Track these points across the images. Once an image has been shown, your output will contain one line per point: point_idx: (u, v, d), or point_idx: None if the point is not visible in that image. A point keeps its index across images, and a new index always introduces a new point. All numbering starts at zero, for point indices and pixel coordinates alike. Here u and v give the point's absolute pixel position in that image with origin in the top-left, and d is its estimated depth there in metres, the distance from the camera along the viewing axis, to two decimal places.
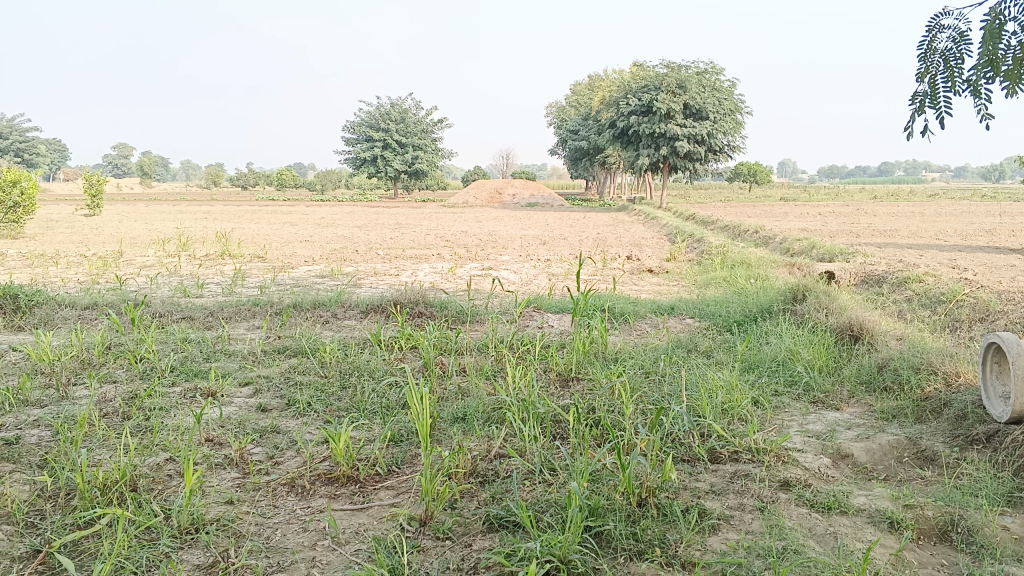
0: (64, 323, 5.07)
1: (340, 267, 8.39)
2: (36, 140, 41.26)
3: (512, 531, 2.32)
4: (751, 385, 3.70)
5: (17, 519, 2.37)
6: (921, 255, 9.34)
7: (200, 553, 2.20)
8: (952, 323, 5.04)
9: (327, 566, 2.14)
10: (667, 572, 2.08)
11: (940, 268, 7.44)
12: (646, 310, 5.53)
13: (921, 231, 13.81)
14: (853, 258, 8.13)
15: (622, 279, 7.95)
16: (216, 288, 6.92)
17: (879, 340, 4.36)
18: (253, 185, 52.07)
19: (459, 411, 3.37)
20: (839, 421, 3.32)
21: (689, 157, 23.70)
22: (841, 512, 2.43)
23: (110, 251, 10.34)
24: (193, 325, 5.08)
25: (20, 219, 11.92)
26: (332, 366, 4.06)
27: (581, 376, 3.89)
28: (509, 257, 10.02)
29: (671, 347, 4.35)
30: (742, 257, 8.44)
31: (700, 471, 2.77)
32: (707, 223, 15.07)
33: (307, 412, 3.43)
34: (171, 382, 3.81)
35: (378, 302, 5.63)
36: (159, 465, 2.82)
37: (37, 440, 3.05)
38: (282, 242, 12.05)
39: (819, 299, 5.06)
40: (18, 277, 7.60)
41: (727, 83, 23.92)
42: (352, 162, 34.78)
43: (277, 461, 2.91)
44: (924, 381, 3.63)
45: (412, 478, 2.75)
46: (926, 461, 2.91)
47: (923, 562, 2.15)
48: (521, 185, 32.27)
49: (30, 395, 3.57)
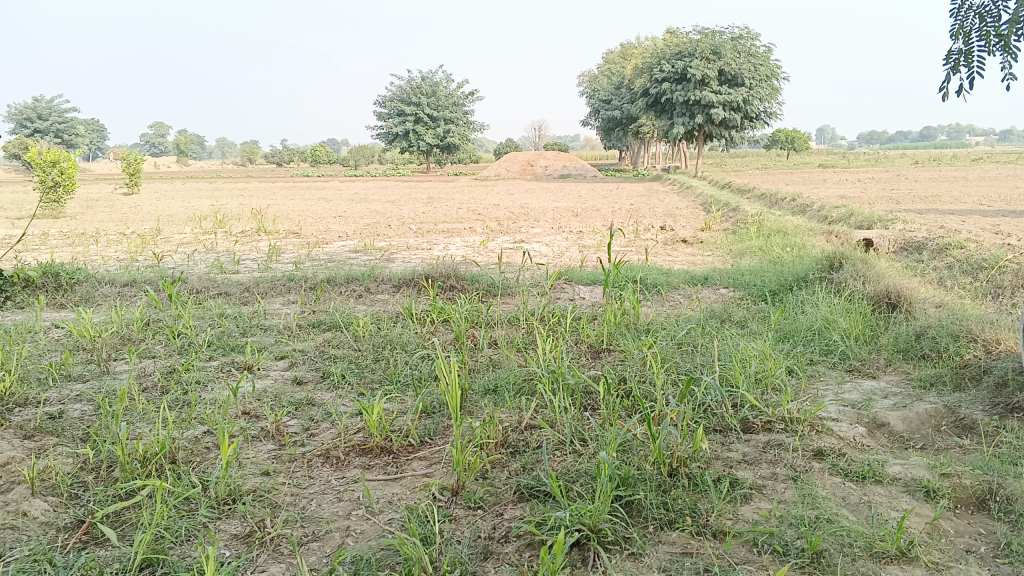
0: (104, 301, 5.17)
1: (373, 242, 8.45)
2: (75, 121, 41.93)
3: (542, 500, 2.34)
4: (784, 354, 3.66)
5: (61, 490, 2.44)
6: (963, 221, 9.13)
7: (236, 523, 2.25)
8: (995, 291, 4.92)
9: (361, 535, 2.17)
10: (697, 540, 2.09)
11: (983, 234, 7.26)
12: (679, 282, 5.48)
13: (963, 196, 13.49)
14: (892, 225, 7.98)
15: (655, 250, 7.90)
16: (252, 264, 6.99)
17: (918, 307, 4.28)
18: (287, 162, 52.35)
19: (491, 383, 3.39)
20: (876, 389, 3.28)
21: (724, 125, 23.37)
22: (875, 482, 2.40)
23: (149, 229, 10.50)
24: (229, 301, 5.15)
25: (61, 199, 12.13)
26: (365, 340, 4.09)
27: (613, 347, 3.88)
28: (541, 230, 9.97)
29: (704, 318, 4.32)
30: (778, 226, 8.34)
31: (732, 441, 2.76)
32: (743, 192, 14.87)
33: (342, 384, 3.48)
34: (209, 356, 3.89)
35: (410, 275, 5.65)
36: (197, 437, 2.88)
37: (79, 414, 3.13)
38: (315, 218, 12.15)
39: (856, 267, 4.98)
40: (61, 256, 7.77)
41: (763, 47, 23.45)
42: (384, 137, 34.83)
43: (312, 433, 2.95)
44: (963, 348, 3.55)
45: (445, 449, 2.78)
46: (964, 429, 2.86)
47: (960, 531, 2.13)
48: (555, 156, 32.09)
49: (72, 370, 3.66)
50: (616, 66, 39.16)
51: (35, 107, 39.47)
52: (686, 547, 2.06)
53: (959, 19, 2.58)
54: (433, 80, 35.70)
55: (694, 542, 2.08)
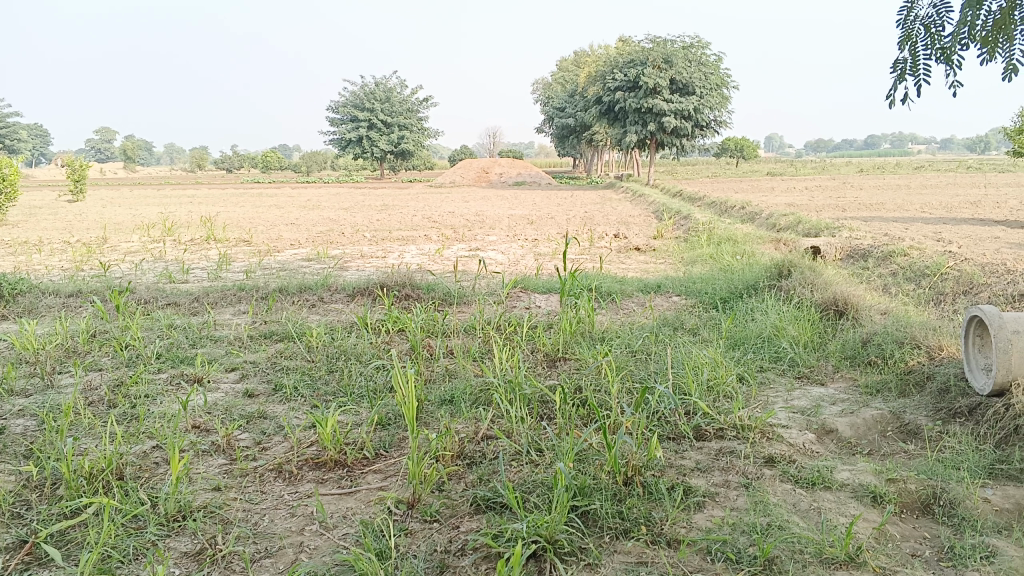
0: (48, 312, 5.04)
1: (326, 250, 8.38)
2: (17, 126, 40.85)
3: (498, 512, 2.34)
4: (736, 362, 3.72)
5: (3, 509, 2.36)
6: (907, 228, 9.38)
7: (187, 540, 2.21)
8: (937, 297, 5.07)
9: (315, 551, 2.15)
10: (652, 550, 2.11)
11: (925, 242, 7.47)
12: (633, 289, 5.54)
13: (906, 204, 13.86)
14: (839, 233, 8.17)
15: (609, 257, 7.97)
16: (202, 273, 6.88)
17: (863, 314, 4.39)
18: (238, 168, 51.61)
19: (446, 393, 3.38)
20: (824, 396, 3.35)
21: (676, 133, 23.68)
22: (825, 488, 2.45)
23: (95, 237, 10.27)
24: (178, 311, 5.06)
25: (2, 206, 11.80)
26: (318, 350, 4.05)
27: (568, 356, 3.90)
28: (496, 238, 9.98)
29: (657, 325, 4.37)
30: (728, 234, 8.48)
31: (685, 449, 2.79)
32: (695, 199, 15.08)
33: (295, 396, 3.44)
34: (158, 368, 3.81)
35: (364, 284, 5.62)
36: (145, 452, 2.82)
37: (22, 430, 3.04)
38: (267, 225, 12.00)
39: (804, 275, 5.08)
40: (1, 265, 7.54)
41: (712, 57, 23.84)
42: (338, 144, 34.57)
43: (265, 446, 2.91)
44: (908, 355, 3.65)
45: (400, 461, 2.76)
46: (909, 435, 2.94)
47: (906, 535, 2.18)
48: (509, 163, 32.15)
49: (15, 383, 3.56)
50: (568, 74, 39.45)
51: None
52: (640, 556, 2.08)
53: (903, 29, 2.64)
54: (387, 86, 35.57)
55: (648, 552, 2.10)
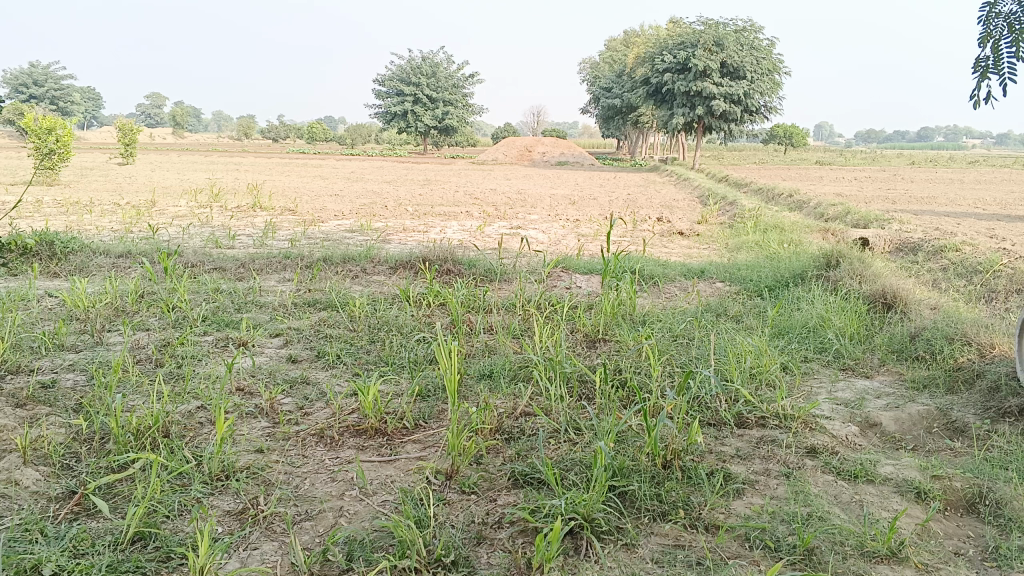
0: (98, 271, 5.14)
1: (370, 223, 8.42)
2: (71, 88, 41.73)
3: (536, 487, 2.34)
4: (780, 350, 3.67)
5: (53, 460, 2.43)
6: (960, 223, 9.14)
7: (229, 499, 2.25)
8: (988, 294, 4.95)
9: (354, 516, 2.17)
10: (689, 533, 2.10)
11: (978, 238, 7.29)
12: (676, 274, 5.49)
13: (960, 199, 13.50)
14: (889, 225, 8.01)
15: (653, 241, 7.90)
16: (248, 240, 6.96)
17: (913, 308, 4.30)
18: (285, 137, 51.95)
19: (485, 368, 3.40)
20: (869, 389, 3.29)
21: (723, 118, 23.33)
22: (867, 481, 2.42)
23: (145, 200, 10.46)
24: (224, 276, 5.13)
25: (55, 166, 12.03)
26: (360, 320, 4.09)
27: (608, 337, 3.88)
28: (538, 217, 9.95)
29: (700, 310, 4.34)
30: (775, 222, 8.35)
31: (725, 435, 2.77)
32: (741, 185, 14.89)
33: (337, 364, 3.47)
34: (203, 331, 3.87)
35: (407, 258, 5.63)
36: (191, 412, 2.87)
37: (72, 385, 3.12)
38: (312, 195, 12.09)
39: (853, 266, 4.99)
40: (54, 224, 7.71)
41: (765, 41, 23.38)
42: (383, 117, 34.72)
43: (307, 411, 2.95)
44: (958, 351, 3.57)
45: (439, 433, 2.78)
46: (956, 432, 2.88)
47: (950, 533, 2.15)
48: (553, 142, 31.90)
49: (65, 340, 3.64)
50: (617, 55, 39.04)
51: (29, 73, 39.18)
52: (678, 539, 2.08)
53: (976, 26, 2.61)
54: (434, 60, 35.57)
55: (685, 535, 2.09)
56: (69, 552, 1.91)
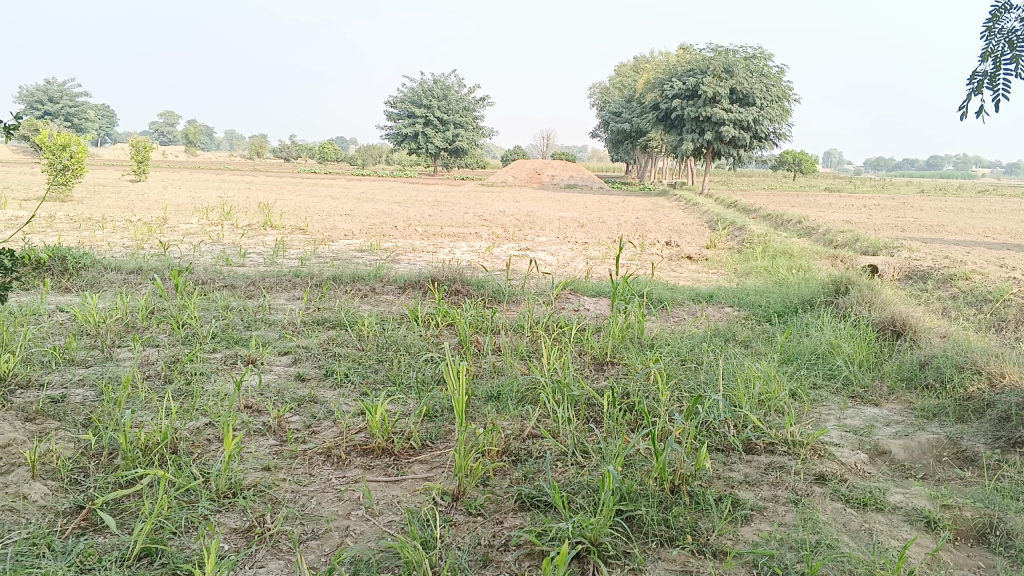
0: (109, 287, 5.17)
1: (379, 243, 8.45)
2: (86, 105, 42.17)
3: (543, 510, 2.33)
4: (788, 377, 3.66)
5: (62, 475, 2.44)
6: (970, 252, 9.13)
7: (236, 517, 2.25)
8: (998, 323, 4.93)
9: (361, 536, 2.17)
10: (697, 559, 2.09)
11: (988, 267, 7.28)
12: (684, 298, 5.50)
13: (970, 228, 13.48)
14: (898, 252, 8.00)
15: (661, 265, 7.91)
16: (258, 258, 7.00)
17: (922, 336, 4.29)
18: (295, 157, 52.34)
19: (493, 389, 3.39)
20: (878, 417, 3.28)
21: (733, 144, 23.40)
22: (876, 509, 2.40)
23: (156, 217, 10.54)
24: (234, 293, 5.16)
25: (69, 182, 12.13)
26: (369, 339, 4.10)
27: (617, 360, 3.88)
28: (547, 239, 9.98)
29: (708, 335, 4.33)
30: (784, 247, 8.35)
31: (734, 461, 2.76)
32: (750, 211, 14.91)
33: (345, 383, 3.48)
34: (212, 348, 3.89)
35: (416, 277, 5.65)
36: (199, 429, 2.87)
37: (81, 399, 3.13)
38: (322, 215, 12.16)
39: (862, 292, 4.98)
40: (66, 240, 7.77)
41: (775, 68, 23.50)
42: (394, 139, 34.95)
43: (314, 430, 2.95)
44: (968, 380, 3.55)
45: (446, 453, 2.77)
46: (966, 461, 2.86)
47: (960, 563, 2.13)
48: (562, 166, 32.03)
49: (76, 354, 3.66)
50: (627, 80, 39.32)
51: (45, 91, 39.60)
52: (685, 565, 2.06)
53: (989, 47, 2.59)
54: (445, 83, 35.84)
55: (693, 561, 2.08)
56: (76, 567, 1.92)
